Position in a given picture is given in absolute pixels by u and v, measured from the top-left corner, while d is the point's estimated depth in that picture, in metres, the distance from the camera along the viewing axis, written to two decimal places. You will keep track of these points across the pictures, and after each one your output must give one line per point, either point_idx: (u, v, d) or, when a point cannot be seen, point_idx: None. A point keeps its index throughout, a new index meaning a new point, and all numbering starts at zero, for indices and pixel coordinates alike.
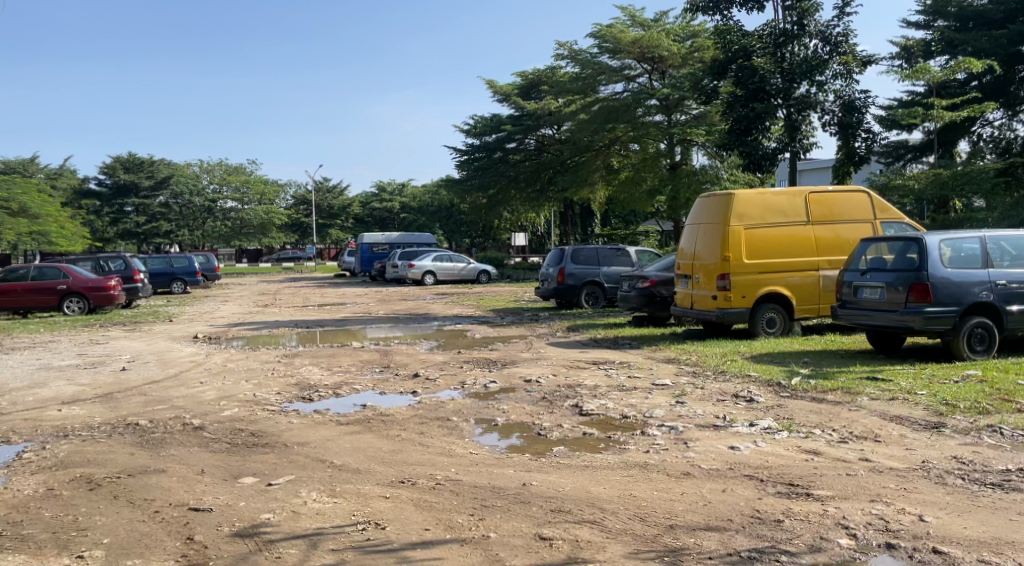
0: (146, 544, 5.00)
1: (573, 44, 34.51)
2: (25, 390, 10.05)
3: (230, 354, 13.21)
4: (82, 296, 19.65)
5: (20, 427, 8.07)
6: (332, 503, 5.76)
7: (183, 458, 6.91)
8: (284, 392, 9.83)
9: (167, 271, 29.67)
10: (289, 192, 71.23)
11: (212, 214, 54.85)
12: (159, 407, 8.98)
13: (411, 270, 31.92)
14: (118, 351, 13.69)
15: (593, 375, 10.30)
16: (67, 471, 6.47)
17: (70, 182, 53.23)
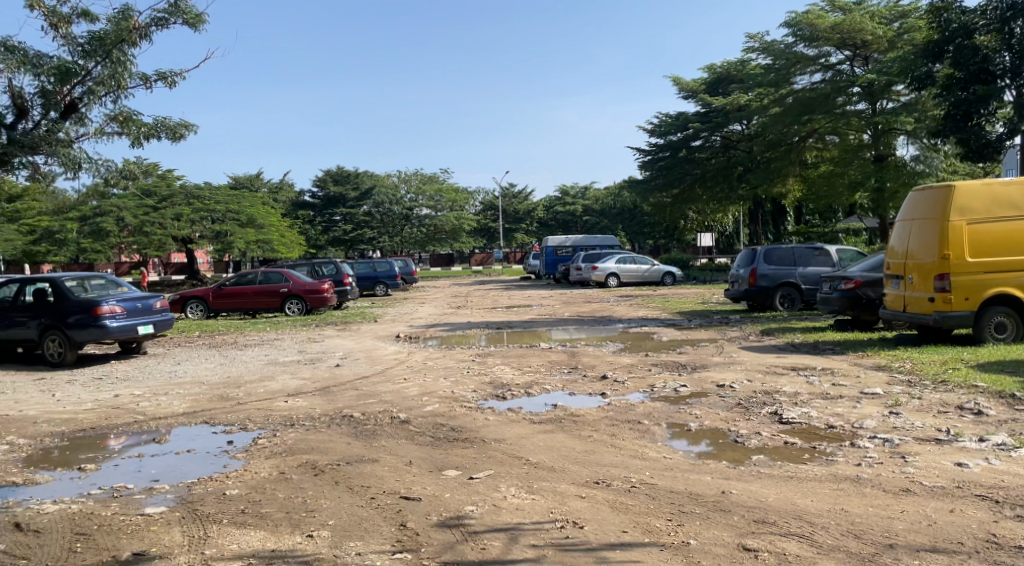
0: (365, 528, 5.39)
1: (765, 35, 33.08)
2: (256, 383, 11.15)
3: (429, 353, 13.93)
4: (301, 298, 21.49)
5: (254, 415, 8.99)
6: (531, 499, 5.91)
7: (393, 449, 7.38)
8: (480, 390, 10.21)
9: (371, 275, 31.78)
10: (478, 198, 73.88)
11: (409, 221, 58.07)
12: (369, 401, 9.65)
13: (595, 272, 32.00)
14: (332, 349, 14.87)
15: (793, 381, 9.84)
16: (295, 457, 7.12)
17: (289, 196, 58.61)
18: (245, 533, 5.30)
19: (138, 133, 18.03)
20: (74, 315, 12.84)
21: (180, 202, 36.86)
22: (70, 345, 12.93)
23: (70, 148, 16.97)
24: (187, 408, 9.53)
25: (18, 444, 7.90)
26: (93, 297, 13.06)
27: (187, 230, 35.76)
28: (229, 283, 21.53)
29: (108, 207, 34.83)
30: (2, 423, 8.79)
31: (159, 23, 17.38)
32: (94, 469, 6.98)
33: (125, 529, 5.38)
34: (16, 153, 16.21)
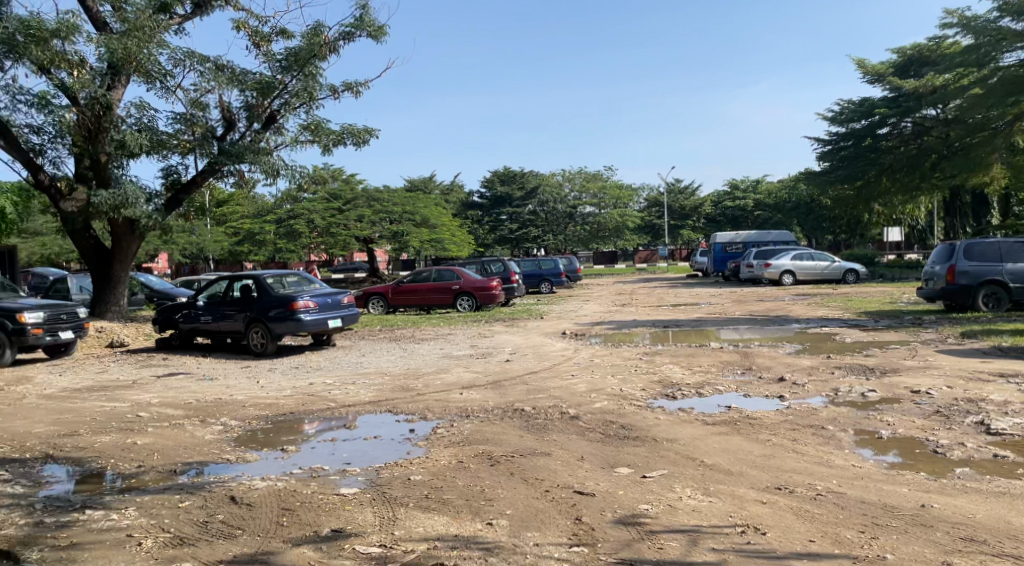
0: (541, 520, 5.48)
1: (964, 10, 30.31)
2: (433, 375, 11.63)
3: (596, 350, 13.93)
4: (471, 295, 22.19)
5: (432, 406, 9.39)
6: (708, 501, 5.77)
7: (565, 444, 7.45)
8: (649, 389, 10.09)
9: (537, 273, 32.22)
10: (643, 195, 72.98)
11: (573, 219, 58.34)
12: (539, 396, 9.81)
13: (768, 270, 30.65)
14: (501, 344, 15.22)
15: (1000, 389, 8.96)
16: (472, 447, 7.36)
17: (458, 197, 60.63)
18: (430, 517, 5.55)
19: (327, 140, 19.31)
20: (274, 309, 13.98)
21: (361, 204, 39.08)
22: (271, 337, 14.10)
23: (269, 155, 18.49)
24: (372, 397, 10.11)
25: (229, 425, 8.72)
26: (290, 293, 14.14)
27: (366, 230, 37.85)
28: (406, 280, 22.60)
29: (300, 210, 37.97)
30: (215, 407, 9.72)
31: (345, 36, 18.50)
32: (294, 451, 7.58)
33: (324, 507, 5.80)
34: (225, 162, 18.05)
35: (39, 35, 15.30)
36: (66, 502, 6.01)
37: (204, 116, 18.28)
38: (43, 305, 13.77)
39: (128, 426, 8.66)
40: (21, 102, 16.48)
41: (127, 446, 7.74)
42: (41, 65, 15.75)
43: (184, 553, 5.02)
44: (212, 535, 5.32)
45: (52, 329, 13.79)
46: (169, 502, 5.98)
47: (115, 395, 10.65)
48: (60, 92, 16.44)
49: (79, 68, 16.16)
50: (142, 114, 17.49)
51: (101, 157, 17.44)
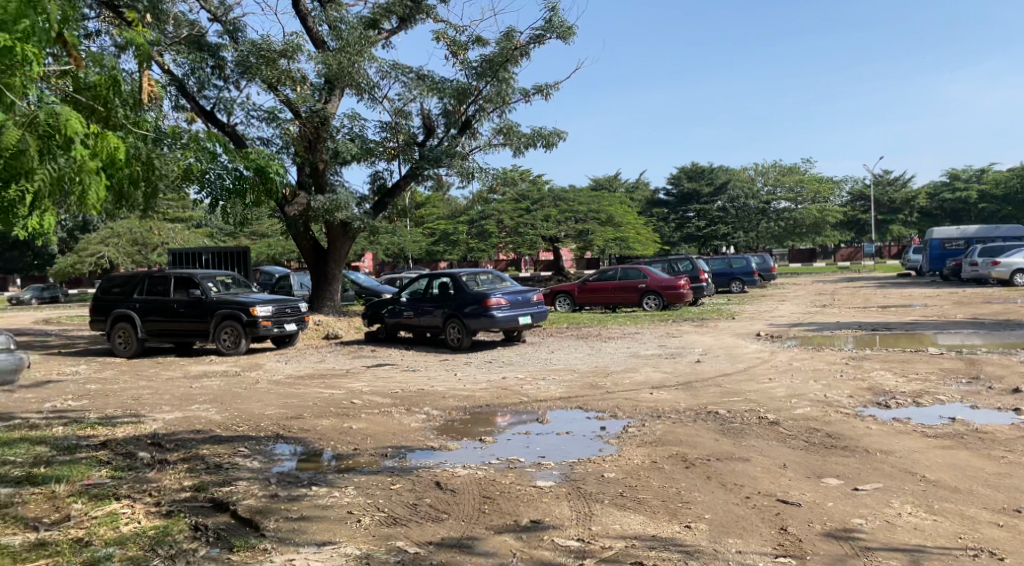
0: (744, 527, 5.31)
1: None
2: (623, 374, 11.59)
3: (795, 354, 13.24)
4: (658, 294, 21.82)
5: (624, 405, 9.37)
6: (932, 520, 5.32)
7: (765, 450, 7.15)
8: (857, 396, 9.46)
9: (728, 272, 31.14)
10: (846, 188, 68.38)
11: (767, 215, 55.74)
12: (735, 399, 9.49)
13: (997, 268, 27.72)
14: (693, 345, 14.86)
15: None
16: (666, 448, 7.26)
17: (644, 195, 59.97)
18: (627, 516, 5.54)
19: (519, 143, 19.82)
20: (469, 305, 14.55)
21: (548, 204, 39.64)
22: (466, 332, 14.71)
23: (465, 159, 19.26)
24: (564, 393, 10.24)
25: (432, 414, 9.20)
26: (484, 290, 14.65)
27: (553, 230, 38.30)
28: (592, 279, 22.71)
29: (491, 211, 39.44)
30: (419, 396, 10.30)
31: (536, 39, 18.87)
32: (492, 442, 7.86)
33: (523, 498, 5.96)
34: (425, 166, 18.99)
35: (269, 55, 17.08)
36: (295, 477, 6.61)
37: (407, 124, 19.41)
38: (270, 299, 15.21)
39: (343, 412, 9.37)
40: (254, 118, 18.37)
41: (344, 430, 8.37)
42: (269, 83, 17.45)
43: (396, 532, 5.35)
44: (422, 517, 5.63)
45: (278, 321, 15.21)
46: (382, 483, 6.40)
47: (331, 383, 11.55)
48: (285, 107, 18.12)
49: (300, 84, 17.79)
50: (354, 124, 18.85)
51: (319, 165, 18.96)
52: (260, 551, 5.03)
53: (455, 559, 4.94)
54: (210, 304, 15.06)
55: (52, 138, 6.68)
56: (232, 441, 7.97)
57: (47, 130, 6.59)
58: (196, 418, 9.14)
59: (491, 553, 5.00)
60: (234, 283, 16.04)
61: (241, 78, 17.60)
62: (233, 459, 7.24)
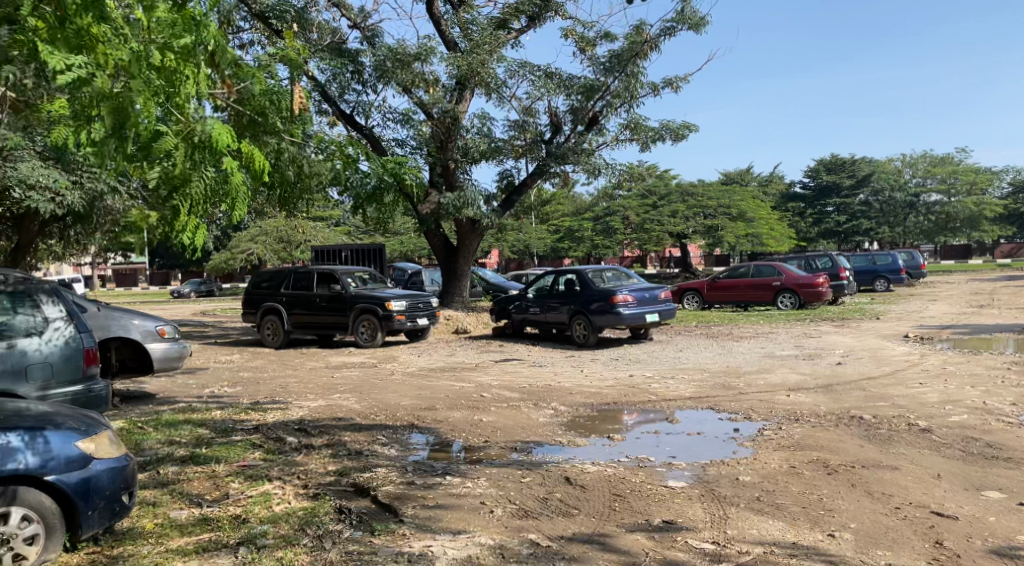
0: (893, 539, 5.03)
1: None
2: (757, 375, 11.23)
3: (947, 357, 12.39)
4: (794, 292, 20.92)
5: (758, 406, 9.07)
6: None
7: (916, 459, 6.74)
8: (1020, 404, 8.74)
9: (871, 269, 29.53)
10: (1007, 179, 63.16)
11: (914, 208, 52.40)
12: (881, 404, 8.99)
13: None
14: (833, 346, 14.18)
15: None
16: (806, 452, 6.97)
17: (780, 188, 57.75)
18: (764, 521, 5.37)
19: (647, 137, 19.55)
20: (596, 302, 14.49)
21: (676, 200, 38.72)
22: (593, 329, 14.65)
23: (591, 156, 19.18)
24: (695, 393, 10.02)
25: (560, 410, 9.24)
26: (611, 287, 14.53)
27: (682, 226, 37.30)
28: (723, 276, 22.13)
29: (617, 207, 39.47)
30: (547, 392, 10.37)
31: (666, 31, 18.52)
32: (620, 439, 7.80)
33: (654, 497, 5.89)
34: (551, 163, 19.07)
35: (403, 59, 17.62)
36: (430, 467, 6.81)
37: (534, 122, 19.54)
38: (404, 294, 15.74)
39: (474, 404, 9.57)
40: (390, 120, 19.05)
41: (475, 422, 8.55)
42: (404, 86, 18.10)
43: (528, 525, 5.42)
44: (553, 511, 5.67)
45: (411, 315, 15.73)
46: (513, 476, 6.49)
47: (462, 377, 11.82)
48: (419, 109, 18.71)
49: (433, 86, 18.26)
50: (483, 123, 19.19)
51: (450, 165, 19.36)
52: (400, 536, 5.22)
53: (587, 554, 4.94)
54: (349, 298, 15.72)
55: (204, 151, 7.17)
56: (370, 429, 8.31)
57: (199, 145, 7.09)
58: (337, 406, 9.59)
59: (623, 551, 4.97)
60: (371, 278, 16.68)
61: (378, 82, 18.29)
62: (372, 447, 7.55)
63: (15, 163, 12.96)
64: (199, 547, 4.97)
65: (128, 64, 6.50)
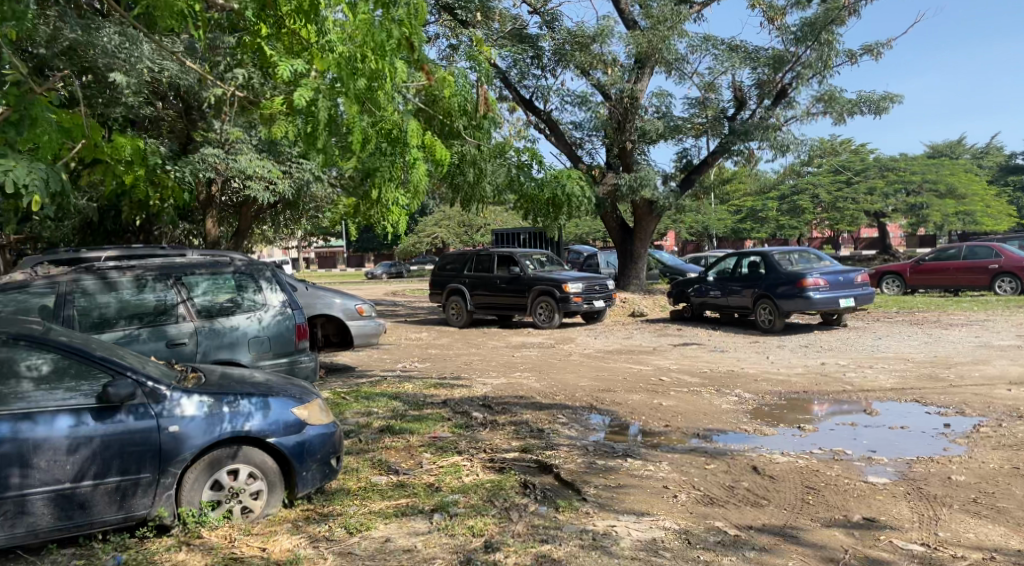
0: None
1: None
2: (969, 366, 10.26)
3: None
4: (1015, 275, 18.78)
5: (972, 400, 8.30)
6: None
7: None
8: None
9: None
10: None
11: None
12: None
13: None
14: None
15: None
16: None
17: (998, 160, 52.04)
18: (983, 525, 4.92)
19: (843, 110, 18.33)
20: (783, 285, 13.81)
21: (874, 175, 35.86)
22: (779, 314, 13.99)
23: (778, 132, 18.28)
24: (896, 383, 9.33)
25: (745, 396, 8.93)
26: (800, 270, 13.78)
27: (879, 204, 34.60)
28: (928, 258, 20.40)
29: (806, 185, 37.40)
30: (731, 378, 10.05)
31: None
32: (812, 430, 7.42)
33: (853, 492, 5.56)
34: (735, 141, 18.32)
35: (582, 41, 17.66)
36: (611, 448, 6.81)
37: (717, 98, 18.89)
38: (581, 277, 15.83)
39: (654, 387, 9.47)
40: (568, 102, 19.18)
41: (655, 406, 8.47)
42: (582, 69, 18.21)
43: (715, 512, 5.28)
44: (740, 500, 5.51)
45: (589, 297, 15.81)
46: (697, 462, 6.37)
47: (641, 360, 11.71)
48: (597, 90, 18.64)
49: (611, 67, 18.15)
50: (662, 102, 18.80)
51: (627, 145, 19.03)
52: (584, 514, 5.26)
53: (778, 546, 4.74)
54: (528, 280, 16.04)
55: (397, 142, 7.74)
56: (551, 408, 8.45)
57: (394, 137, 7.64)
58: (518, 384, 9.84)
59: (818, 546, 4.73)
60: (548, 261, 16.92)
61: (557, 66, 18.46)
62: (553, 426, 7.68)
63: (236, 155, 14.28)
64: (398, 511, 5.28)
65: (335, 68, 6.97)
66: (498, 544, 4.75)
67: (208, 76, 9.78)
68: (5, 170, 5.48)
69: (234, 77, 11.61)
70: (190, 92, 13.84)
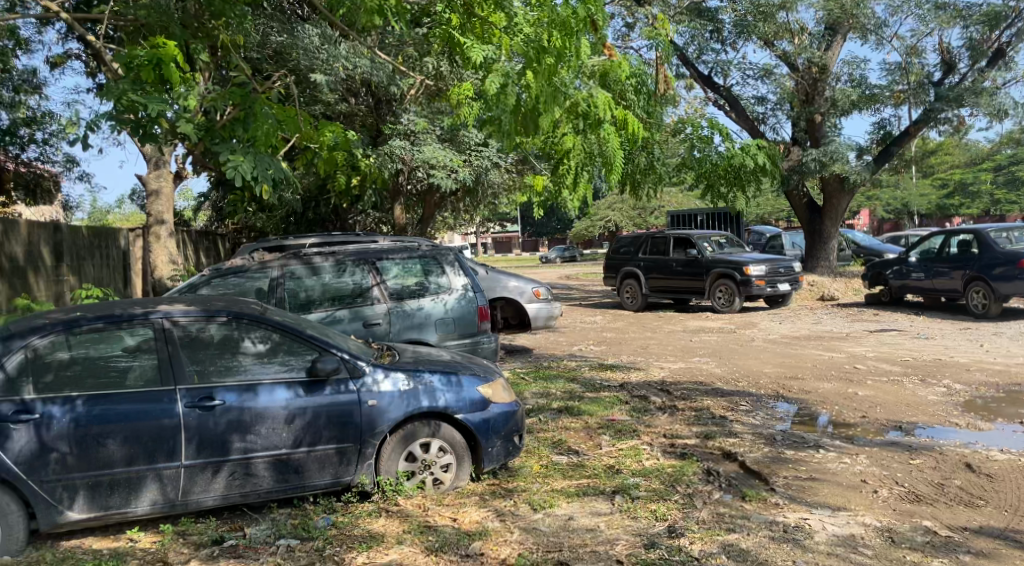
0: None
1: None
2: None
3: None
4: None
5: None
6: None
7: None
8: None
9: None
10: None
11: None
12: None
13: None
14: None
15: None
16: None
17: None
18: None
19: None
20: (999, 266, 12.49)
21: None
22: (995, 297, 12.68)
23: (995, 96, 16.50)
24: None
25: (954, 388, 8.18)
26: (1020, 249, 12.39)
27: None
28: None
29: None
30: (937, 367, 9.25)
31: None
32: None
33: None
34: (941, 108, 16.78)
35: (766, 11, 16.86)
36: (801, 438, 6.49)
37: (920, 62, 17.34)
38: (764, 259, 15.23)
39: (847, 376, 8.90)
40: (750, 76, 18.39)
41: (849, 395, 7.96)
42: (766, 39, 17.40)
43: (921, 511, 4.90)
44: (951, 499, 5.06)
45: (772, 281, 15.18)
46: (900, 457, 5.92)
47: (833, 346, 11.04)
48: (782, 61, 17.73)
49: (798, 35, 17.23)
50: (856, 69, 17.57)
51: (816, 117, 17.91)
52: (772, 505, 5.04)
53: (998, 551, 4.32)
54: (706, 263, 15.59)
55: (587, 116, 7.86)
56: (735, 395, 8.17)
57: (585, 111, 7.79)
58: (698, 370, 9.59)
59: None
60: (728, 242, 16.34)
61: (738, 39, 17.74)
62: (736, 413, 7.41)
63: (421, 146, 14.93)
64: (580, 491, 5.32)
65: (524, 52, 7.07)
66: (682, 529, 4.67)
67: (398, 69, 10.27)
68: (235, 166, 6.07)
69: (423, 68, 12.10)
70: (379, 86, 14.59)
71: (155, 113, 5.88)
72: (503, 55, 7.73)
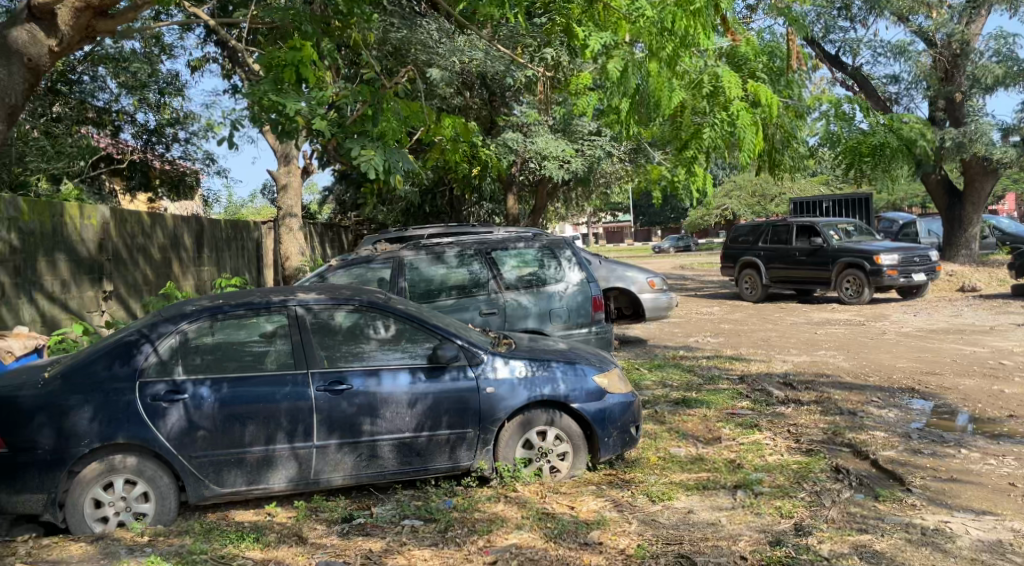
0: None
1: None
2: None
3: None
4: None
5: None
6: None
7: None
8: None
9: None
10: None
11: None
12: None
13: None
14: None
15: None
16: None
17: None
18: None
19: None
20: None
21: None
22: None
23: None
24: None
25: None
26: None
27: None
28: None
29: None
30: None
31: None
32: None
33: None
34: None
35: None
36: (939, 436, 6.12)
37: None
38: (897, 248, 14.42)
39: (990, 371, 8.33)
40: (882, 55, 17.43)
41: (992, 393, 7.45)
42: (900, 15, 16.47)
43: None
44: None
45: (905, 270, 14.34)
46: None
47: (973, 340, 10.35)
48: (917, 37, 16.70)
49: (936, 9, 16.17)
50: (1001, 43, 16.34)
51: (956, 96, 16.83)
52: (910, 506, 4.79)
53: None
54: (831, 252, 14.93)
55: (713, 96, 7.75)
56: (864, 389, 7.80)
57: (711, 89, 7.74)
58: (824, 363, 9.21)
59: None
60: (855, 230, 15.59)
61: (869, 15, 16.86)
62: (866, 408, 7.08)
63: (535, 137, 15.04)
64: (699, 484, 5.23)
65: (648, 31, 7.06)
66: (810, 528, 4.51)
67: (516, 60, 10.34)
68: (367, 160, 6.24)
69: (541, 58, 12.16)
70: (495, 78, 14.75)
71: (291, 111, 6.16)
72: (623, 40, 7.80)
